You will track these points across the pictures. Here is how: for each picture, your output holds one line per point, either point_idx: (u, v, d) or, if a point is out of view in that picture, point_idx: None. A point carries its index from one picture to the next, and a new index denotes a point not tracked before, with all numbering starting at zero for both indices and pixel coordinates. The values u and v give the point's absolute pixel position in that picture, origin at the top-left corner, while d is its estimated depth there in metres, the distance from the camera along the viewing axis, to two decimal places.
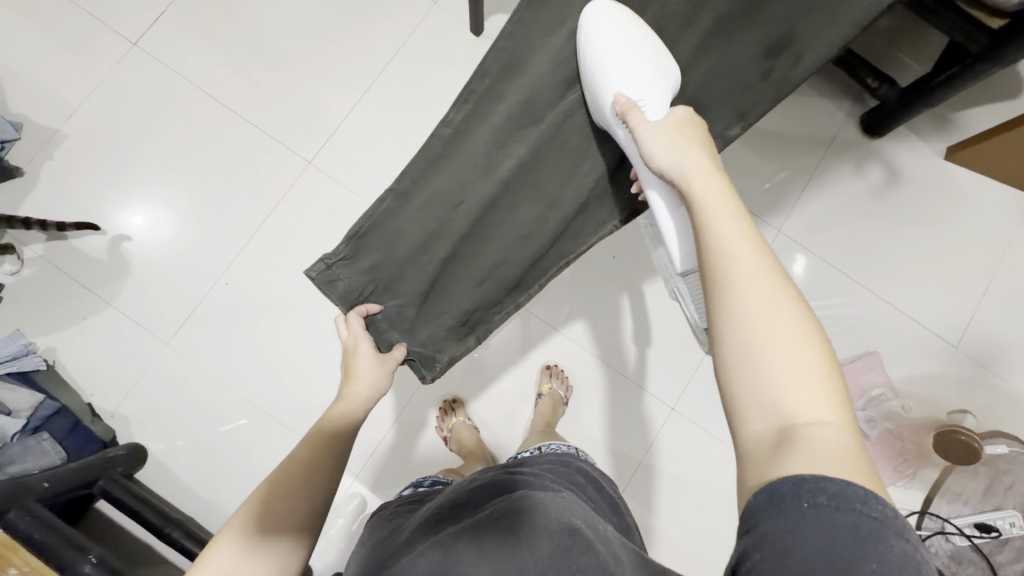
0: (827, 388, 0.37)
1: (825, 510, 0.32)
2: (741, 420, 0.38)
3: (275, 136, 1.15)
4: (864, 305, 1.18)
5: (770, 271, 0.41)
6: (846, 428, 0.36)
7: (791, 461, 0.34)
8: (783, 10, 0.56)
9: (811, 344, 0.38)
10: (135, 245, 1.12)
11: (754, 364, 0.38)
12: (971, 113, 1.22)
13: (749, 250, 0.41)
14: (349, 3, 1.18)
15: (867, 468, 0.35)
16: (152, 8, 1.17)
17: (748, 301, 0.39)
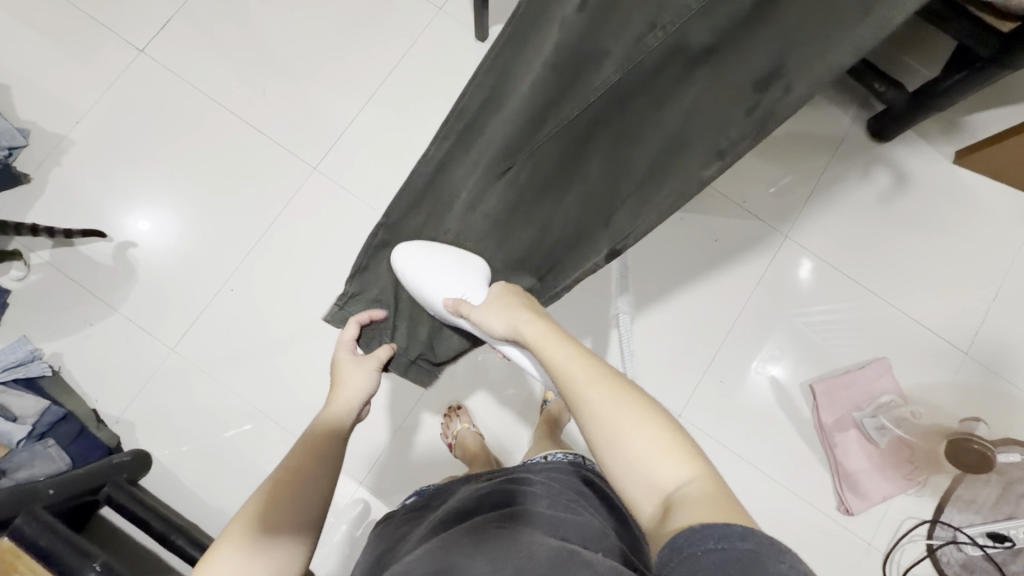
0: (678, 451, 0.43)
1: (713, 552, 0.35)
2: (635, 506, 0.43)
3: (280, 142, 1.15)
4: (873, 311, 1.17)
5: (605, 383, 0.48)
6: (705, 474, 0.42)
7: (675, 518, 0.39)
8: (774, 31, 0.43)
9: (653, 426, 0.45)
10: (142, 251, 1.12)
11: (621, 465, 0.44)
12: (979, 116, 1.21)
13: (582, 372, 0.49)
14: (354, 9, 1.19)
15: (734, 502, 0.40)
16: (158, 15, 1.17)
17: (590, 416, 0.46)
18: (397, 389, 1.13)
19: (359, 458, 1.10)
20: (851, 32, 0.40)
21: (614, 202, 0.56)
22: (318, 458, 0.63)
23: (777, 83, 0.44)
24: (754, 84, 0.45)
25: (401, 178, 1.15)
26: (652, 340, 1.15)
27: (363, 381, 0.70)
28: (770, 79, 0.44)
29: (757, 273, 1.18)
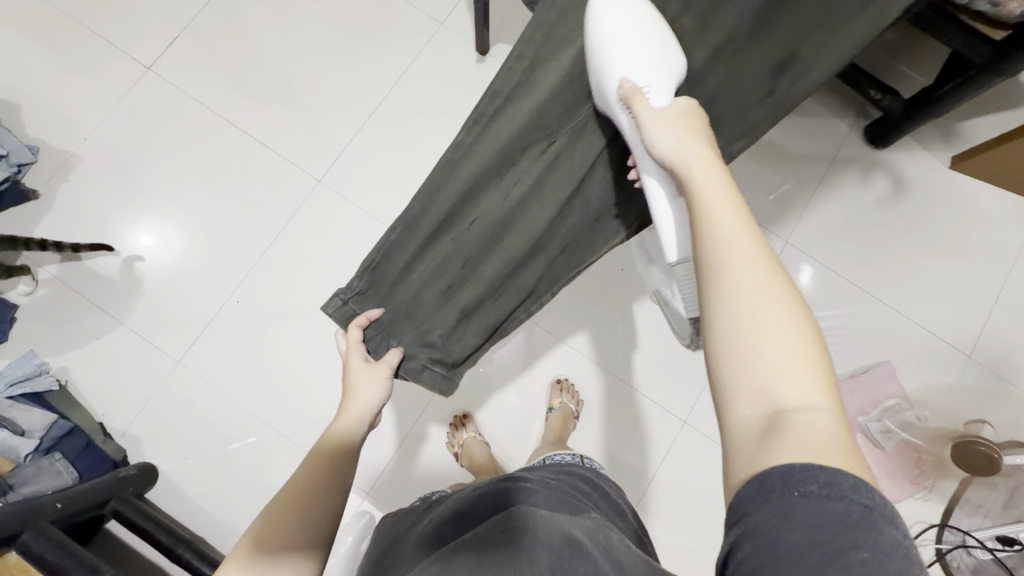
0: (816, 372, 0.37)
1: (814, 497, 0.32)
2: (728, 405, 0.38)
3: (285, 156, 1.17)
4: (876, 315, 1.18)
5: (760, 257, 0.40)
6: (835, 412, 0.36)
7: (779, 448, 0.34)
8: (792, 31, 0.58)
9: (800, 335, 0.38)
10: (147, 265, 1.13)
11: (745, 347, 0.38)
12: (974, 123, 1.23)
13: (742, 232, 0.41)
14: (358, 25, 1.21)
15: (856, 455, 0.35)
16: (164, 34, 1.20)
17: (736, 289, 0.39)
18: (401, 399, 1.13)
19: (366, 468, 1.10)
20: (845, 37, 0.58)
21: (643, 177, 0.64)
22: (330, 468, 0.64)
23: (793, 68, 0.60)
24: (775, 69, 0.60)
25: (404, 190, 1.16)
26: (655, 347, 1.16)
27: (373, 392, 0.72)
28: (785, 67, 0.60)
29: None
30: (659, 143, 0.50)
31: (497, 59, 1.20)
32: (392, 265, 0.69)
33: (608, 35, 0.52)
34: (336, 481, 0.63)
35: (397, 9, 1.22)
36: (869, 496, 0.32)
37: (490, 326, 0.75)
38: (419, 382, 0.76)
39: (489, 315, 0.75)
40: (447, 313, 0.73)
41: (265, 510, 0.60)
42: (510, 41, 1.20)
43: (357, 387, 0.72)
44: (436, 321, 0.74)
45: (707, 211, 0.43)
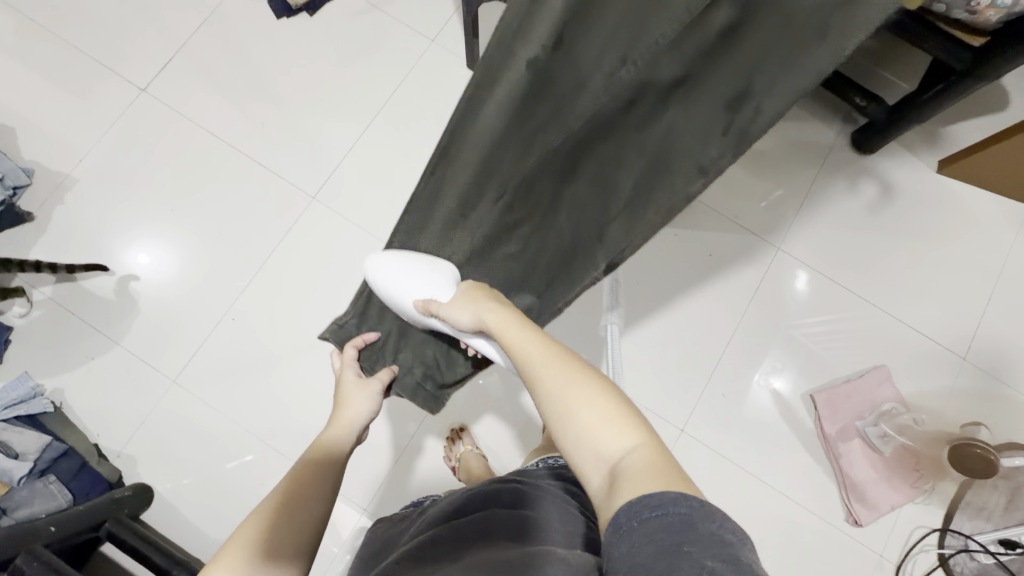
0: (626, 425, 0.45)
1: (649, 519, 0.36)
2: (585, 476, 0.44)
3: (279, 173, 1.18)
4: (870, 319, 1.18)
5: (556, 367, 0.49)
6: (649, 443, 0.43)
7: (622, 491, 0.40)
8: (742, 55, 0.41)
9: (604, 404, 0.46)
10: (142, 284, 1.13)
11: (572, 434, 0.45)
12: (959, 127, 1.25)
13: (539, 357, 0.51)
14: (350, 43, 1.23)
15: (680, 473, 0.41)
16: (160, 55, 1.21)
17: (547, 400, 0.47)
18: (398, 414, 1.13)
19: (363, 484, 1.10)
20: (814, 56, 0.38)
21: (604, 215, 0.55)
22: (324, 469, 0.68)
23: (750, 101, 0.42)
24: (726, 103, 0.43)
25: (398, 206, 1.17)
26: (651, 356, 1.16)
27: (362, 405, 0.76)
28: (741, 99, 0.42)
29: (752, 287, 1.19)
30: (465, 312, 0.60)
31: None
32: None
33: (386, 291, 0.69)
34: (329, 480, 0.67)
35: (388, 27, 1.24)
36: (687, 502, 0.37)
37: (479, 353, 0.74)
38: (411, 400, 0.82)
39: (467, 345, 0.73)
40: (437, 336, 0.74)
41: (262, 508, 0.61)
42: None
43: (349, 398, 0.76)
44: (431, 341, 0.76)
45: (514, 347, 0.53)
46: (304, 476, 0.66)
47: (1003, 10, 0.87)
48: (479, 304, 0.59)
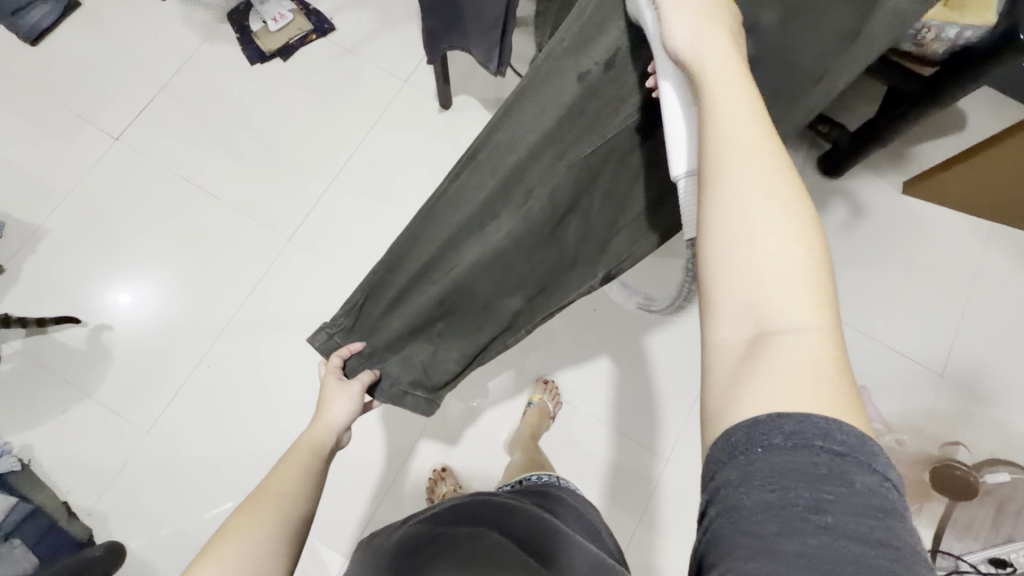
0: (812, 289, 0.31)
1: (780, 449, 0.28)
2: (710, 324, 0.33)
3: (255, 216, 1.18)
4: (846, 339, 1.19)
5: (764, 158, 0.33)
6: (831, 335, 0.31)
7: (762, 380, 0.30)
8: (761, 90, 0.49)
9: (799, 245, 0.32)
10: (116, 333, 1.11)
11: (730, 257, 0.32)
12: (920, 148, 1.28)
13: (748, 135, 0.34)
14: (324, 87, 1.25)
15: (844, 387, 0.30)
16: (134, 104, 1.22)
17: (732, 192, 0.33)
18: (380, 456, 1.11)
19: (345, 531, 1.07)
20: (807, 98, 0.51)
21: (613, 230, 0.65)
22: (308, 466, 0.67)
23: None
24: None
25: (375, 245, 1.17)
26: (633, 385, 1.15)
27: (343, 408, 0.75)
28: None
29: None
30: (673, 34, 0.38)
31: (460, 112, 1.24)
32: (378, 302, 0.71)
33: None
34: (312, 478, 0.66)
35: (362, 70, 1.26)
36: (848, 443, 0.28)
37: (468, 354, 0.77)
38: (397, 406, 0.80)
39: (463, 349, 0.76)
40: (432, 344, 0.75)
41: (269, 497, 0.60)
42: (472, 95, 1.25)
43: (330, 400, 0.74)
44: (419, 352, 0.76)
45: (710, 105, 0.35)
46: (300, 478, 0.64)
47: (950, 42, 0.93)
48: (688, 31, 0.38)
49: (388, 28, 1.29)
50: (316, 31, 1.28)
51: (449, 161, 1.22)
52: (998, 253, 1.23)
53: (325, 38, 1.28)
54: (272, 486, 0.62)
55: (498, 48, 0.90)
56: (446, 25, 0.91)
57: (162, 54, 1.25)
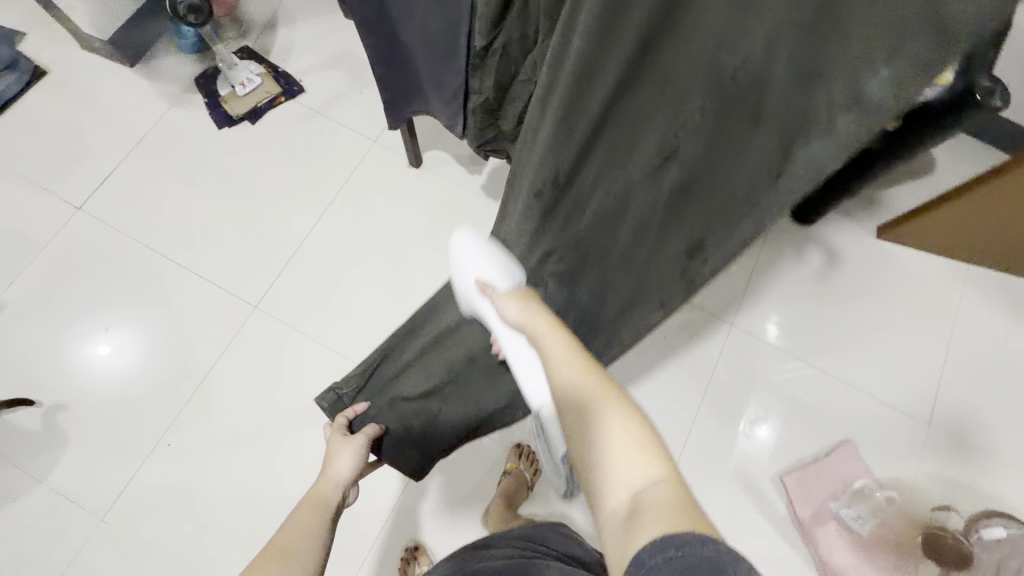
0: (648, 451, 0.46)
1: (676, 560, 0.35)
2: (600, 496, 0.46)
3: (220, 283, 1.15)
4: (828, 390, 1.17)
5: (591, 382, 0.53)
6: (672, 480, 0.44)
7: (642, 524, 0.40)
8: (698, 217, 0.53)
9: (632, 428, 0.48)
10: (73, 412, 1.07)
11: (592, 454, 0.49)
12: (892, 192, 1.28)
13: (578, 372, 0.55)
14: (292, 149, 1.24)
15: (697, 512, 0.41)
16: (97, 173, 1.20)
17: (579, 410, 0.51)
18: (349, 534, 1.05)
19: None
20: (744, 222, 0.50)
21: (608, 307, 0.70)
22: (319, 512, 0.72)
23: (701, 254, 0.56)
24: (687, 251, 0.57)
25: (344, 309, 1.14)
26: None
27: (348, 461, 0.81)
28: (697, 249, 0.56)
29: (706, 368, 1.18)
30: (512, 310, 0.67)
31: (430, 169, 1.23)
32: (391, 366, 0.86)
33: (459, 263, 0.75)
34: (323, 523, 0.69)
35: (331, 131, 1.26)
36: (715, 546, 0.36)
37: (467, 419, 0.83)
38: (394, 464, 0.90)
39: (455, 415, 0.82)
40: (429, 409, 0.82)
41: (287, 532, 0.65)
42: (442, 152, 1.24)
43: (336, 456, 0.81)
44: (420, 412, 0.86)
45: (552, 358, 0.58)
46: (314, 514, 0.70)
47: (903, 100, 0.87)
48: (523, 309, 0.66)
49: (357, 89, 1.29)
50: (285, 94, 1.27)
51: (420, 221, 1.20)
52: (976, 297, 1.22)
53: (293, 100, 1.28)
54: (291, 523, 0.67)
55: (461, 118, 0.84)
56: (406, 96, 0.90)
57: (127, 121, 1.24)
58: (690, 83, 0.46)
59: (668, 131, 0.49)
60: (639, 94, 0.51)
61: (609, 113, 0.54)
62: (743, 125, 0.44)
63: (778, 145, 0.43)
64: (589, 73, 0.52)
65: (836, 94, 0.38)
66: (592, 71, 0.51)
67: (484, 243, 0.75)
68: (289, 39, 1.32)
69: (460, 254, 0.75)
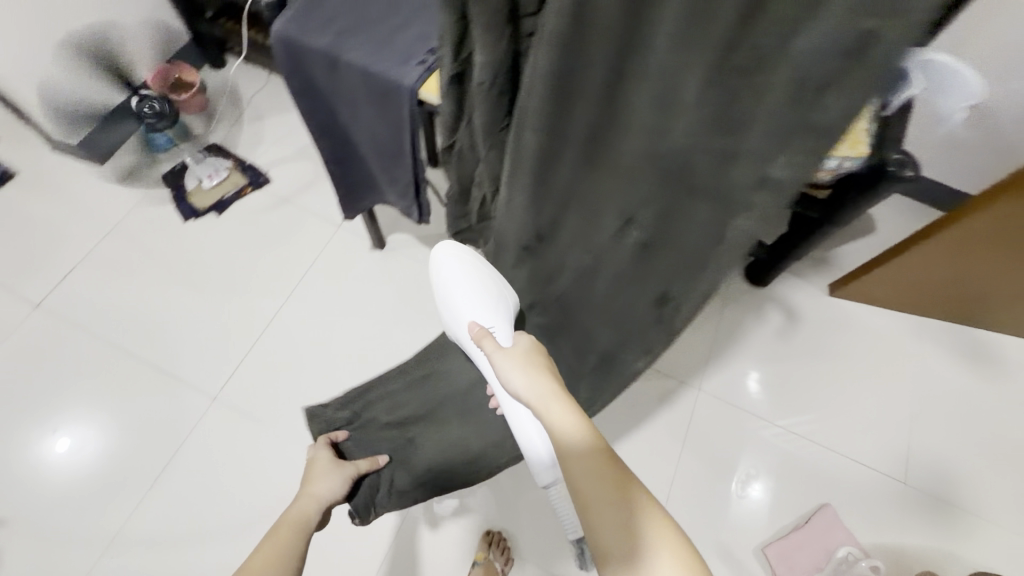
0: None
1: None
2: None
3: (179, 375, 1.13)
4: (802, 453, 1.16)
5: (614, 487, 0.49)
6: None
7: None
8: (663, 270, 0.56)
9: (669, 551, 0.45)
10: (12, 524, 1.00)
11: None
12: (842, 250, 1.33)
13: (594, 473, 0.49)
14: (257, 238, 1.27)
15: None
16: (58, 270, 1.20)
17: (602, 525, 0.48)
18: None
19: None
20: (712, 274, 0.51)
21: (585, 374, 0.73)
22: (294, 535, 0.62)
23: (671, 301, 0.58)
24: (657, 299, 0.59)
25: (308, 394, 1.12)
26: None
27: (332, 485, 0.72)
28: (665, 298, 0.58)
29: (680, 436, 1.17)
30: (512, 377, 0.59)
31: (395, 250, 1.26)
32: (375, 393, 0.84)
33: (443, 298, 0.77)
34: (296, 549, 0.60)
35: (296, 218, 1.29)
36: None
37: (436, 456, 0.78)
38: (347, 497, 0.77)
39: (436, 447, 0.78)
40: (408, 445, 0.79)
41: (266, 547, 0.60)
42: (406, 234, 1.28)
43: (319, 477, 0.72)
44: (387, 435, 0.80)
45: (563, 452, 0.52)
46: (295, 522, 0.64)
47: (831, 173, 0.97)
48: (526, 378, 0.58)
49: (323, 175, 1.33)
50: (252, 184, 1.31)
51: (385, 301, 1.21)
52: (934, 347, 1.26)
53: (260, 189, 1.32)
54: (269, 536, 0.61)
55: (415, 206, 0.87)
56: (362, 189, 0.93)
57: (92, 218, 1.26)
58: (639, 168, 0.49)
59: (626, 202, 0.53)
60: (598, 174, 0.53)
61: (577, 187, 0.56)
62: (684, 197, 0.48)
63: (717, 211, 0.46)
64: (545, 164, 0.54)
65: (747, 173, 0.41)
66: (552, 156, 0.53)
67: (470, 267, 0.75)
68: (258, 133, 1.38)
69: (444, 288, 0.76)
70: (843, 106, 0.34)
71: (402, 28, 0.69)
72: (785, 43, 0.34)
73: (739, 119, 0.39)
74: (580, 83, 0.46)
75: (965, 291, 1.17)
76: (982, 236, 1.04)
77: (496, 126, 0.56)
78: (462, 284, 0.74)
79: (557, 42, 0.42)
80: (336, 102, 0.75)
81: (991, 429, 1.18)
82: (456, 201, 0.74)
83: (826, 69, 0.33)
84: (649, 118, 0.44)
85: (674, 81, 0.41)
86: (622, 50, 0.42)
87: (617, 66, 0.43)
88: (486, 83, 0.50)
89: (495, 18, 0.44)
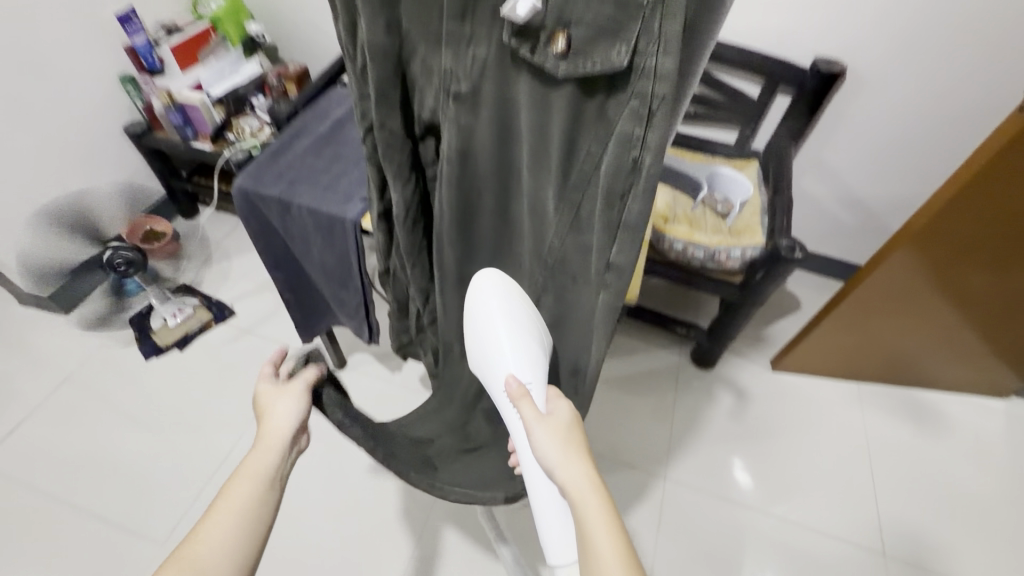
0: None
1: None
2: None
3: (126, 521, 1.08)
4: (776, 534, 1.14)
5: None
6: None
7: None
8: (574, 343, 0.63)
9: None
10: None
11: None
12: (773, 327, 1.44)
13: None
14: (218, 369, 1.30)
15: None
16: (7, 422, 1.19)
17: None
18: None
19: None
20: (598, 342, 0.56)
21: None
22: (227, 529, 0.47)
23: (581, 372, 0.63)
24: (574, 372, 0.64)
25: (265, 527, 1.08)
26: None
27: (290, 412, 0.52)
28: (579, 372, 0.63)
29: (652, 528, 1.15)
30: (552, 458, 0.52)
31: (355, 368, 1.31)
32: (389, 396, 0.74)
33: (482, 337, 0.63)
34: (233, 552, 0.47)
35: (259, 346, 1.34)
36: None
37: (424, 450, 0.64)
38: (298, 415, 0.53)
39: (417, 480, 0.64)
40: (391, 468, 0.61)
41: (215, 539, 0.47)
42: (366, 352, 1.34)
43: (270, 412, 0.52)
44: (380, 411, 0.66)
45: (589, 556, 0.47)
46: (257, 498, 0.50)
47: (739, 258, 1.11)
48: (567, 460, 0.51)
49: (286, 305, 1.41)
50: (216, 319, 1.38)
51: None
52: (877, 411, 1.32)
53: (224, 322, 1.38)
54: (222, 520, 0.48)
55: (366, 324, 0.94)
56: (317, 313, 1.00)
57: (51, 367, 1.28)
58: (535, 263, 0.60)
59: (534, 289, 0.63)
60: (510, 265, 0.65)
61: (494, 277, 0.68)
62: (570, 282, 0.57)
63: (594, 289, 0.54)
64: (466, 262, 0.66)
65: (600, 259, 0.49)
66: (468, 254, 0.65)
67: (512, 305, 0.62)
68: (225, 272, 1.48)
69: (478, 315, 0.63)
70: (640, 209, 0.43)
71: (345, 175, 0.82)
72: (596, 168, 0.45)
73: (584, 221, 0.50)
74: (477, 200, 0.58)
75: (887, 347, 1.26)
76: (879, 294, 1.14)
77: (417, 247, 0.66)
78: (510, 326, 0.61)
79: (454, 177, 0.54)
80: (290, 239, 0.85)
81: (952, 490, 1.20)
82: (398, 317, 0.82)
83: (624, 182, 0.42)
84: (532, 221, 0.57)
85: (536, 198, 0.53)
86: (502, 177, 0.55)
87: (500, 187, 0.56)
88: (401, 216, 0.61)
89: (401, 166, 0.56)
